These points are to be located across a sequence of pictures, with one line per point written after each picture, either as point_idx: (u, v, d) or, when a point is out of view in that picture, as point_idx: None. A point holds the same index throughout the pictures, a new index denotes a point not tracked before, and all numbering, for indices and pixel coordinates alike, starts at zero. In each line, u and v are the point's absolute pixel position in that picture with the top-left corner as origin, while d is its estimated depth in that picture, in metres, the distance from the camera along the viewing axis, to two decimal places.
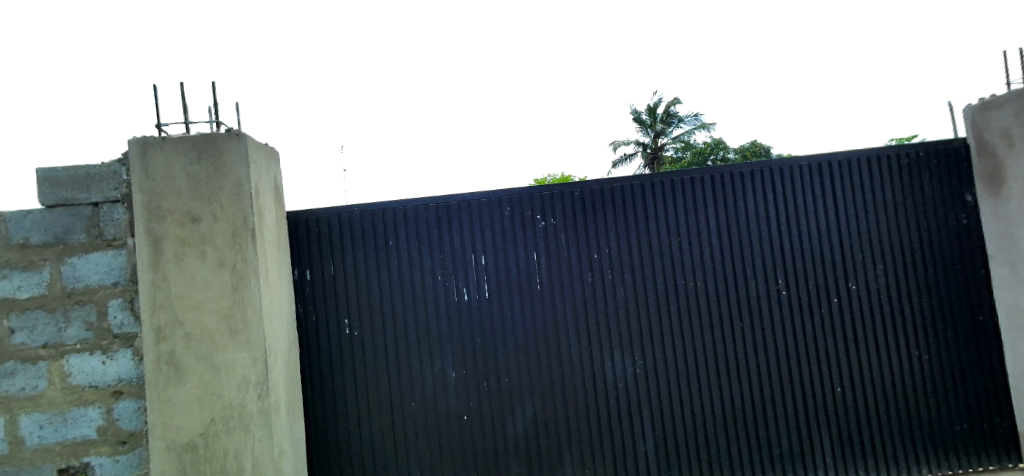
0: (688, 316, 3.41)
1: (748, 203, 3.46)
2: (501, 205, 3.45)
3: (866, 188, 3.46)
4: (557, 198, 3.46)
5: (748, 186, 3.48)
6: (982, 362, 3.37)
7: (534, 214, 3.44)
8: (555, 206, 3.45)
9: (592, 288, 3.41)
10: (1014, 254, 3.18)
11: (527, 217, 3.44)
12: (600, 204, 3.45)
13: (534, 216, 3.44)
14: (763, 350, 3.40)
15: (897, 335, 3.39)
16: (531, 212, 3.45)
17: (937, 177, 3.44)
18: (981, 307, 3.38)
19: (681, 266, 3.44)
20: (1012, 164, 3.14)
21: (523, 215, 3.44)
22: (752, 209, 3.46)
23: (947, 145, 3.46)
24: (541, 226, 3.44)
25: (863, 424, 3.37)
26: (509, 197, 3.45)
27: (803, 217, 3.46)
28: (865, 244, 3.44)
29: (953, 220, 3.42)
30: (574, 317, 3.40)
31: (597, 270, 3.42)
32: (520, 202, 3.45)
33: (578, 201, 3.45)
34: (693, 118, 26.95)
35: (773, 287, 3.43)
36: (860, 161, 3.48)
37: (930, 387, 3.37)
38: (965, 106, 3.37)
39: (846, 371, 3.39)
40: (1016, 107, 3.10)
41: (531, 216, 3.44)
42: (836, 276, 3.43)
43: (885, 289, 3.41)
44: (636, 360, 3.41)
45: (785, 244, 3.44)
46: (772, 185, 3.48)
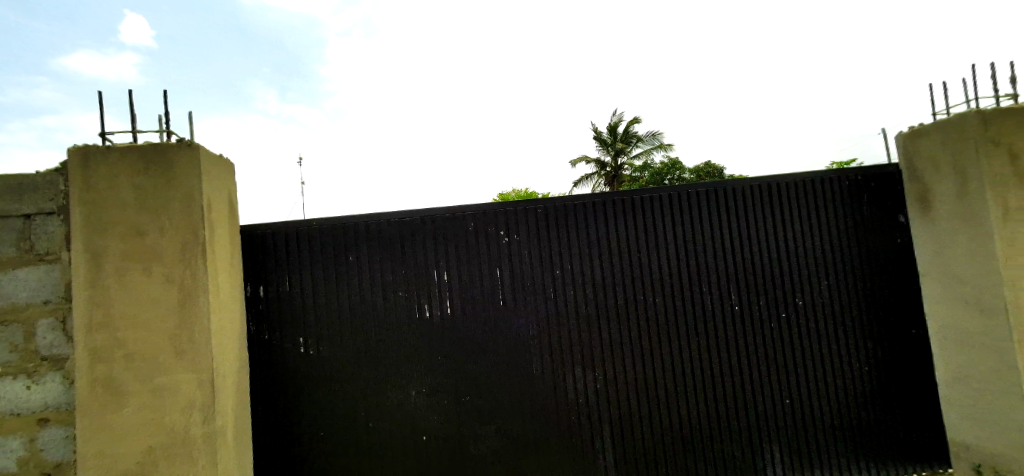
0: (647, 331, 3.47)
1: (703, 222, 3.58)
2: (465, 219, 3.43)
3: (812, 208, 3.63)
4: (520, 214, 3.47)
5: (704, 205, 3.59)
6: (920, 376, 3.55)
7: (499, 229, 3.45)
8: (518, 222, 3.47)
9: (554, 304, 3.43)
10: (941, 272, 3.37)
11: (490, 233, 3.44)
12: (563, 221, 3.49)
13: (498, 231, 3.45)
14: (718, 363, 3.49)
15: (841, 348, 3.56)
16: (495, 227, 3.45)
17: (875, 198, 3.65)
18: (915, 321, 3.57)
19: (641, 282, 3.50)
20: (939, 187, 3.33)
21: (487, 231, 3.44)
22: (707, 226, 3.57)
23: (881, 169, 3.67)
24: (504, 242, 3.44)
25: (813, 435, 3.49)
26: (473, 213, 3.44)
27: (755, 235, 3.59)
28: (812, 261, 3.60)
29: (888, 239, 3.62)
30: (535, 334, 3.40)
31: (559, 286, 3.44)
32: (484, 217, 3.45)
33: (541, 217, 3.48)
34: (652, 138, 27.76)
35: (727, 303, 3.53)
36: (806, 182, 3.65)
37: (870, 400, 3.54)
38: (897, 133, 3.59)
39: (797, 384, 3.52)
40: (942, 134, 3.28)
41: (494, 232, 3.44)
42: (787, 292, 3.57)
43: (829, 304, 3.58)
44: (597, 375, 3.42)
45: (739, 262, 3.57)
46: (726, 204, 3.60)
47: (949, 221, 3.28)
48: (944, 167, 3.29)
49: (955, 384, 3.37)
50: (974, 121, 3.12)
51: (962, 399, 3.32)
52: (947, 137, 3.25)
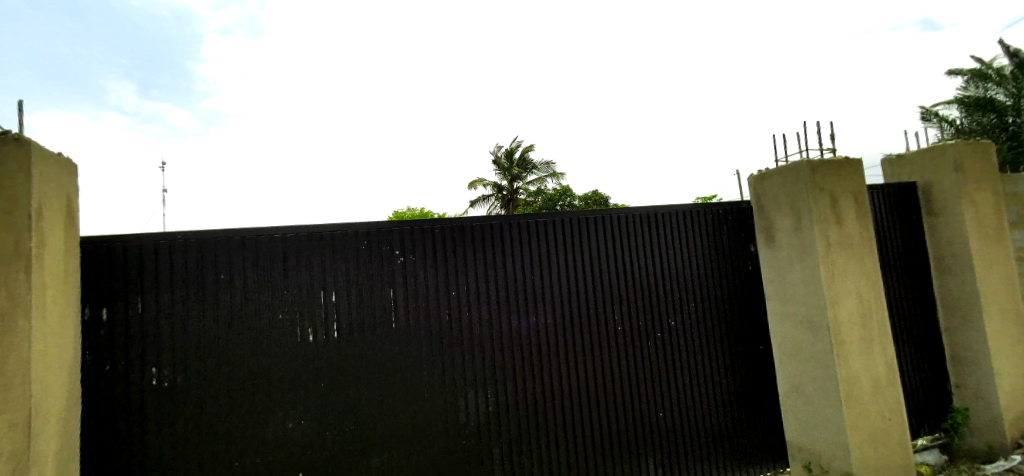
0: (542, 350, 3.74)
1: (591, 247, 3.95)
2: (359, 238, 3.45)
3: (677, 238, 4.17)
4: (415, 235, 3.57)
5: (590, 232, 3.97)
6: (760, 385, 4.23)
7: (393, 248, 3.50)
8: (414, 243, 3.56)
9: (449, 325, 3.56)
10: (782, 295, 4.06)
11: (384, 252, 3.48)
12: (456, 241, 3.65)
13: (392, 251, 3.50)
14: (600, 378, 3.85)
15: (698, 363, 4.09)
16: (389, 246, 3.51)
17: (727, 232, 4.30)
18: (762, 338, 4.28)
19: (536, 304, 3.77)
20: (781, 223, 4.03)
21: (381, 250, 3.48)
22: (592, 252, 3.95)
23: (737, 205, 4.35)
24: (400, 261, 3.51)
25: (680, 441, 3.98)
26: (366, 231, 3.47)
27: (633, 262, 4.04)
28: (678, 286, 4.12)
29: (743, 267, 4.30)
30: (433, 355, 3.50)
31: (454, 307, 3.59)
32: (377, 237, 3.48)
33: (434, 239, 3.61)
34: (546, 165, 29.11)
35: (610, 323, 3.92)
36: (673, 215, 4.20)
37: (727, 407, 4.13)
38: (750, 175, 4.28)
39: (665, 396, 3.99)
40: (783, 179, 3.99)
41: (389, 250, 3.50)
42: (660, 313, 4.05)
43: (689, 325, 4.11)
44: (490, 397, 3.59)
45: (620, 285, 3.98)
46: (610, 231, 4.02)
47: (787, 252, 3.99)
48: (784, 206, 4.00)
49: (789, 391, 4.07)
50: (806, 169, 3.82)
51: (794, 404, 4.03)
52: (787, 181, 3.95)
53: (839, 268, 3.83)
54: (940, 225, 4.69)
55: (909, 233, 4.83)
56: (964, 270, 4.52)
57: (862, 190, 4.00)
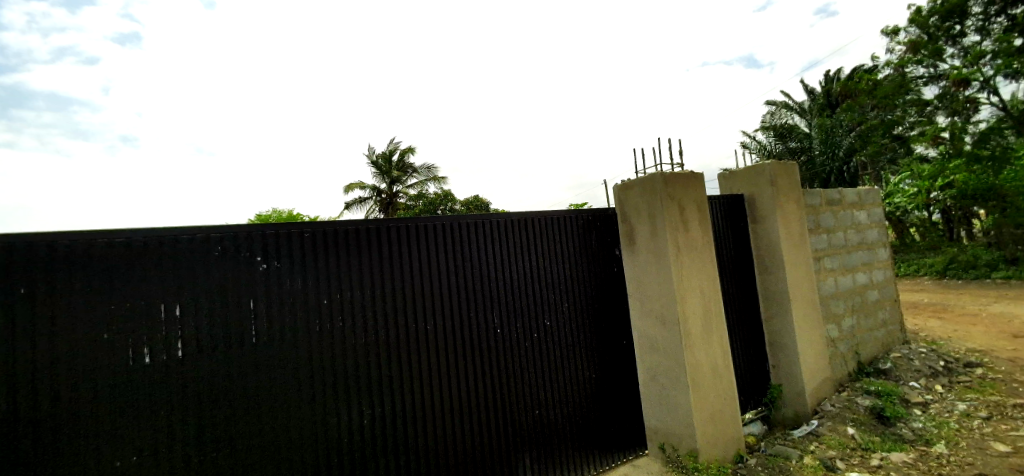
0: (418, 357, 3.67)
1: (472, 252, 4.00)
2: (209, 244, 3.08)
3: (552, 243, 4.39)
4: (279, 240, 3.28)
5: (471, 237, 4.02)
6: (625, 378, 4.58)
7: (254, 254, 3.20)
8: (277, 248, 3.28)
9: (319, 336, 3.34)
10: (641, 294, 4.45)
11: (242, 258, 3.16)
12: (331, 245, 3.45)
13: (253, 258, 3.19)
14: (480, 381, 3.88)
15: (570, 361, 4.33)
16: (249, 253, 3.19)
17: (596, 236, 4.61)
18: (626, 333, 4.65)
19: (414, 311, 3.70)
20: (639, 229, 4.41)
21: (238, 255, 3.15)
22: (473, 257, 4.00)
23: (603, 211, 4.68)
24: (260, 268, 3.21)
25: (554, 437, 4.16)
26: (221, 235, 3.12)
27: (513, 266, 4.17)
28: (553, 288, 4.33)
29: (608, 268, 4.63)
30: (298, 370, 3.25)
31: (325, 317, 3.37)
32: (235, 240, 3.16)
33: (308, 242, 3.38)
34: (428, 169, 28.81)
35: (491, 326, 3.99)
36: (548, 220, 4.40)
37: (594, 401, 4.40)
38: (613, 184, 4.65)
39: (542, 395, 4.15)
40: (641, 189, 4.37)
41: (248, 256, 3.18)
42: (538, 315, 4.22)
43: (563, 325, 4.33)
44: (366, 409, 3.43)
45: (502, 289, 4.09)
46: (491, 236, 4.11)
47: (645, 255, 4.37)
48: (642, 214, 4.38)
49: (648, 381, 4.47)
50: (659, 180, 4.22)
51: (651, 393, 4.44)
52: (643, 190, 4.35)
53: (686, 268, 4.28)
54: (763, 230, 5.48)
55: (739, 237, 5.56)
56: (778, 270, 5.38)
57: (703, 200, 4.54)
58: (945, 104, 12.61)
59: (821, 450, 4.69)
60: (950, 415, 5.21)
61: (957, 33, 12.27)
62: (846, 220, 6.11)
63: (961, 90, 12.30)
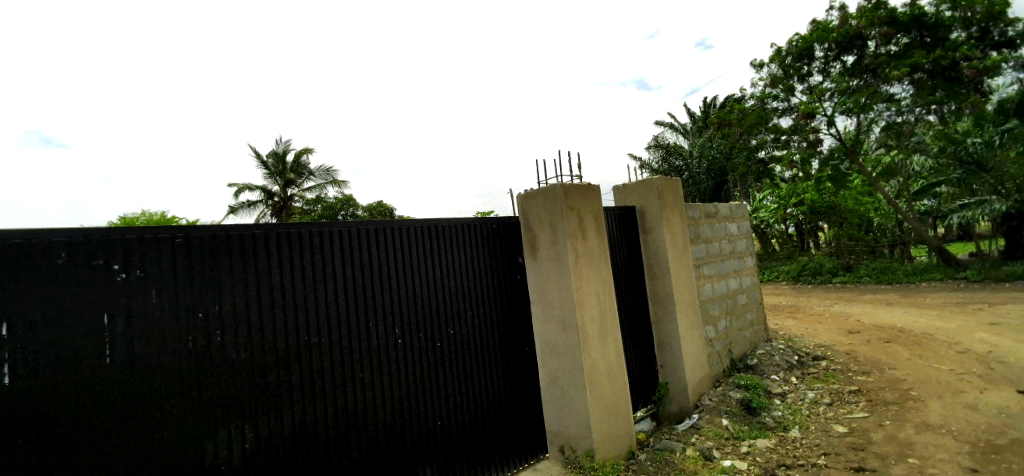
0: (313, 374, 3.43)
1: (373, 260, 3.86)
2: (50, 250, 2.65)
3: (456, 251, 4.40)
4: (142, 245, 2.89)
5: (371, 245, 3.86)
6: (527, 383, 4.73)
7: (112, 262, 2.81)
8: (141, 255, 2.89)
9: (193, 354, 3.00)
10: (543, 300, 4.62)
11: (95, 266, 2.76)
12: (206, 254, 3.10)
13: (111, 267, 2.80)
14: (381, 395, 3.75)
15: (473, 369, 4.37)
16: (105, 260, 2.79)
17: (500, 244, 4.72)
18: (529, 340, 4.81)
19: (309, 324, 3.46)
20: (541, 237, 4.59)
21: (90, 263, 2.75)
22: (373, 266, 3.85)
23: (508, 219, 4.81)
24: (118, 279, 2.81)
25: (456, 447, 4.15)
26: (68, 240, 2.71)
27: (415, 275, 4.10)
28: (457, 297, 4.35)
29: (512, 275, 4.77)
30: (167, 394, 2.90)
31: (200, 332, 3.03)
32: (82, 246, 2.74)
33: (177, 251, 3.01)
34: (325, 172, 27.46)
35: (392, 337, 3.88)
36: (452, 228, 4.41)
37: (497, 407, 4.48)
38: (516, 193, 4.79)
39: (445, 406, 4.12)
40: (542, 198, 4.55)
41: (104, 264, 2.78)
42: (440, 324, 4.20)
43: (465, 333, 4.36)
44: (247, 433, 3.14)
45: (404, 297, 3.99)
46: (393, 243, 4.00)
47: (547, 262, 4.55)
48: (543, 223, 4.56)
49: (549, 385, 4.64)
50: (560, 191, 4.44)
51: (552, 396, 4.62)
52: (544, 200, 4.53)
53: (584, 275, 4.53)
54: (652, 239, 5.95)
55: (631, 246, 5.98)
56: (665, 277, 5.87)
57: (599, 209, 4.87)
58: (797, 132, 14.44)
59: (701, 441, 5.16)
60: (802, 403, 5.98)
61: (807, 72, 14.20)
62: (720, 231, 6.83)
63: (809, 121, 14.16)
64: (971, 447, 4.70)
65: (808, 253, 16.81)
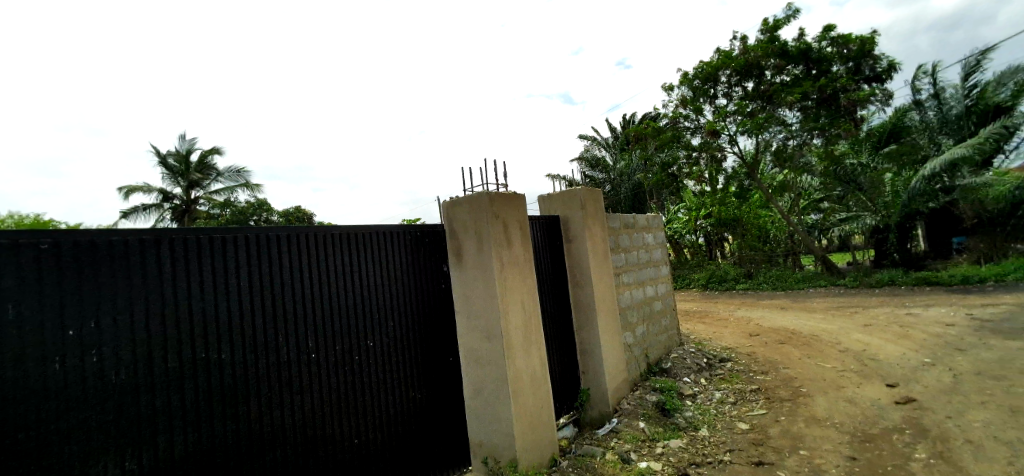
0: (211, 393, 3.14)
1: (283, 269, 3.59)
2: None
3: (377, 260, 4.22)
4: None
5: (283, 253, 3.61)
6: (450, 395, 4.68)
7: None
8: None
9: (61, 377, 2.64)
10: (468, 311, 4.60)
11: None
12: (85, 261, 2.76)
13: None
14: (290, 413, 3.50)
15: (392, 384, 4.20)
16: None
17: (425, 253, 4.64)
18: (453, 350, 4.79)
19: (208, 339, 3.17)
20: (466, 245, 4.57)
21: None
22: (285, 275, 3.60)
23: (433, 228, 4.76)
24: None
25: (372, 465, 3.98)
26: None
27: (332, 285, 3.87)
28: (376, 308, 4.17)
29: (437, 285, 4.72)
30: (24, 425, 2.53)
31: (71, 351, 2.68)
32: None
33: (46, 259, 2.65)
34: (236, 175, 25.69)
35: (303, 353, 3.62)
36: (374, 237, 4.23)
37: (417, 422, 4.36)
38: (442, 201, 4.74)
39: (361, 424, 3.92)
40: (467, 206, 4.55)
41: None
42: (357, 337, 3.99)
43: (384, 346, 4.18)
44: (129, 462, 2.81)
45: (320, 308, 3.77)
46: (309, 251, 3.76)
47: (472, 271, 4.55)
48: (468, 231, 4.55)
49: (473, 397, 4.61)
50: (485, 200, 4.46)
51: (476, 408, 4.59)
52: (470, 208, 4.53)
53: (509, 284, 4.57)
54: (576, 248, 6.14)
55: (556, 255, 6.12)
56: (587, 286, 6.08)
57: (523, 218, 4.96)
58: (704, 150, 15.51)
59: (619, 444, 5.34)
60: (711, 403, 6.40)
61: (713, 95, 15.38)
62: (638, 241, 7.20)
63: (716, 139, 15.28)
64: (850, 437, 5.25)
65: (713, 261, 18.10)
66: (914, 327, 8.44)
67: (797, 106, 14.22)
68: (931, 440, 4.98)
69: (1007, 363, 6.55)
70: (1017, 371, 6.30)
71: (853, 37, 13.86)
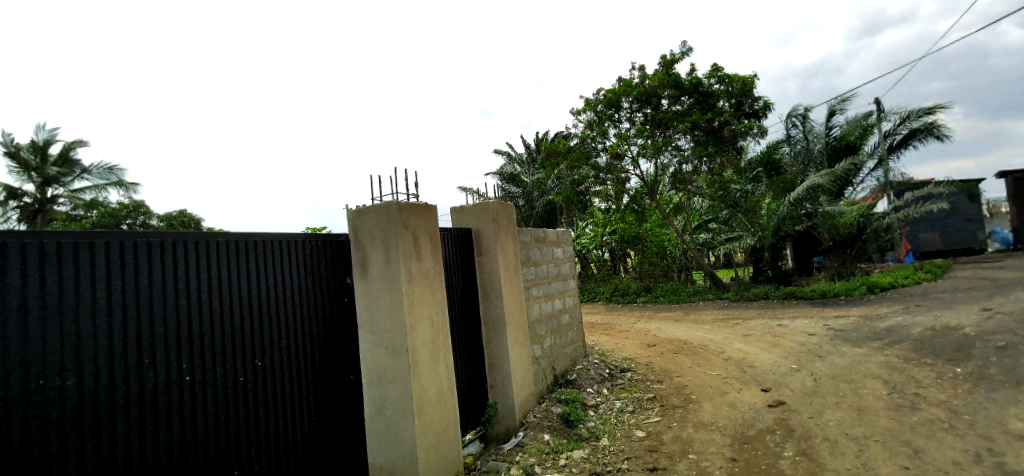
0: (49, 430, 2.55)
1: (155, 283, 3.07)
2: None
3: (270, 271, 3.84)
4: None
5: (155, 261, 3.08)
6: (351, 416, 4.42)
7: None
8: None
9: None
10: (374, 326, 4.36)
11: None
12: None
13: None
14: (155, 449, 2.95)
15: (282, 407, 3.81)
16: None
17: (327, 265, 4.36)
18: (355, 369, 4.53)
19: (51, 363, 2.59)
20: (373, 256, 4.35)
21: None
22: (157, 286, 3.08)
23: (336, 238, 4.50)
24: None
25: None
26: None
27: (216, 298, 3.42)
28: (267, 324, 3.77)
29: (340, 299, 4.46)
30: None
31: None
32: None
33: None
34: (106, 172, 22.74)
35: (176, 375, 3.11)
36: (269, 246, 3.87)
37: (311, 447, 4.03)
38: (347, 209, 4.48)
39: (243, 455, 3.48)
40: (375, 215, 4.35)
41: None
42: (242, 355, 3.55)
43: (274, 367, 3.79)
44: None
45: (200, 324, 3.30)
46: (189, 259, 3.28)
47: (378, 283, 4.34)
48: (375, 241, 4.34)
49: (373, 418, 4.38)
50: (394, 210, 4.31)
51: (376, 429, 4.36)
52: (377, 217, 4.34)
53: (416, 297, 4.45)
54: (487, 262, 6.15)
55: (467, 268, 6.07)
56: (495, 300, 6.11)
57: (433, 230, 4.87)
58: (608, 171, 16.37)
59: (524, 459, 5.36)
60: (613, 412, 6.66)
61: (616, 120, 16.34)
62: (548, 255, 7.38)
63: (619, 161, 16.21)
64: (731, 440, 5.72)
65: (617, 276, 19.19)
66: (784, 336, 9.46)
67: (688, 135, 15.69)
68: (797, 439, 5.57)
69: (855, 368, 7.53)
70: (862, 375, 7.27)
71: (735, 76, 15.46)
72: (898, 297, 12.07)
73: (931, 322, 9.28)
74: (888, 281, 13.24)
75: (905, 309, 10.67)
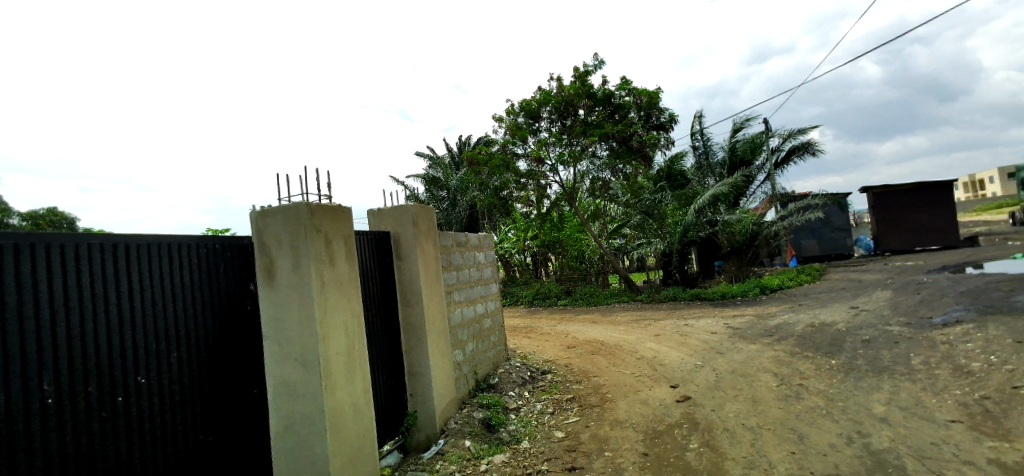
0: None
1: (6, 290, 2.54)
2: None
3: (158, 276, 3.40)
4: None
5: (10, 265, 2.57)
6: (252, 433, 4.10)
7: None
8: None
9: None
10: (281, 336, 4.09)
11: None
12: None
13: None
14: None
15: (169, 429, 3.35)
16: None
17: (225, 269, 4.00)
18: (258, 382, 4.22)
19: None
20: (280, 261, 4.07)
21: None
22: (13, 294, 2.58)
23: (237, 240, 4.16)
24: None
25: None
26: None
27: (90, 307, 2.93)
28: (153, 336, 3.32)
29: (240, 306, 4.12)
30: None
31: None
32: None
33: None
34: None
35: (35, 397, 2.62)
36: (157, 247, 3.44)
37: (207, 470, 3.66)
38: (251, 209, 4.16)
39: None
40: (284, 217, 4.08)
41: None
42: (122, 372, 3.07)
43: (161, 384, 3.34)
44: None
45: (73, 335, 2.83)
46: (58, 262, 2.80)
47: (286, 289, 4.06)
48: (284, 244, 4.06)
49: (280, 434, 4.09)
50: (305, 211, 4.07)
51: (283, 446, 4.08)
52: (286, 218, 4.07)
53: (329, 303, 4.22)
54: (407, 266, 6.00)
55: (385, 273, 5.88)
56: (415, 305, 5.96)
57: (347, 233, 4.67)
58: (531, 177, 16.69)
59: (444, 466, 5.25)
60: (532, 415, 6.75)
61: (536, 128, 16.73)
62: (469, 259, 7.35)
63: (541, 167, 16.58)
64: (643, 436, 5.99)
65: (539, 280, 19.61)
66: (690, 335, 10.13)
67: (605, 144, 16.70)
68: (702, 431, 5.96)
69: (750, 363, 8.23)
70: (756, 369, 7.95)
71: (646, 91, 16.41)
72: (785, 297, 13.38)
73: (812, 319, 10.38)
74: (777, 283, 14.63)
75: (791, 308, 11.85)
